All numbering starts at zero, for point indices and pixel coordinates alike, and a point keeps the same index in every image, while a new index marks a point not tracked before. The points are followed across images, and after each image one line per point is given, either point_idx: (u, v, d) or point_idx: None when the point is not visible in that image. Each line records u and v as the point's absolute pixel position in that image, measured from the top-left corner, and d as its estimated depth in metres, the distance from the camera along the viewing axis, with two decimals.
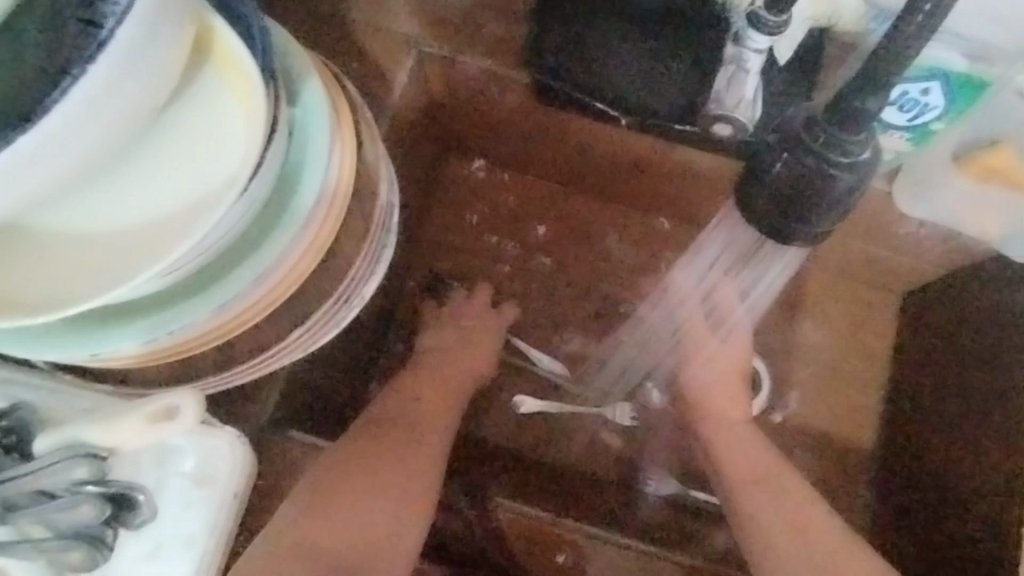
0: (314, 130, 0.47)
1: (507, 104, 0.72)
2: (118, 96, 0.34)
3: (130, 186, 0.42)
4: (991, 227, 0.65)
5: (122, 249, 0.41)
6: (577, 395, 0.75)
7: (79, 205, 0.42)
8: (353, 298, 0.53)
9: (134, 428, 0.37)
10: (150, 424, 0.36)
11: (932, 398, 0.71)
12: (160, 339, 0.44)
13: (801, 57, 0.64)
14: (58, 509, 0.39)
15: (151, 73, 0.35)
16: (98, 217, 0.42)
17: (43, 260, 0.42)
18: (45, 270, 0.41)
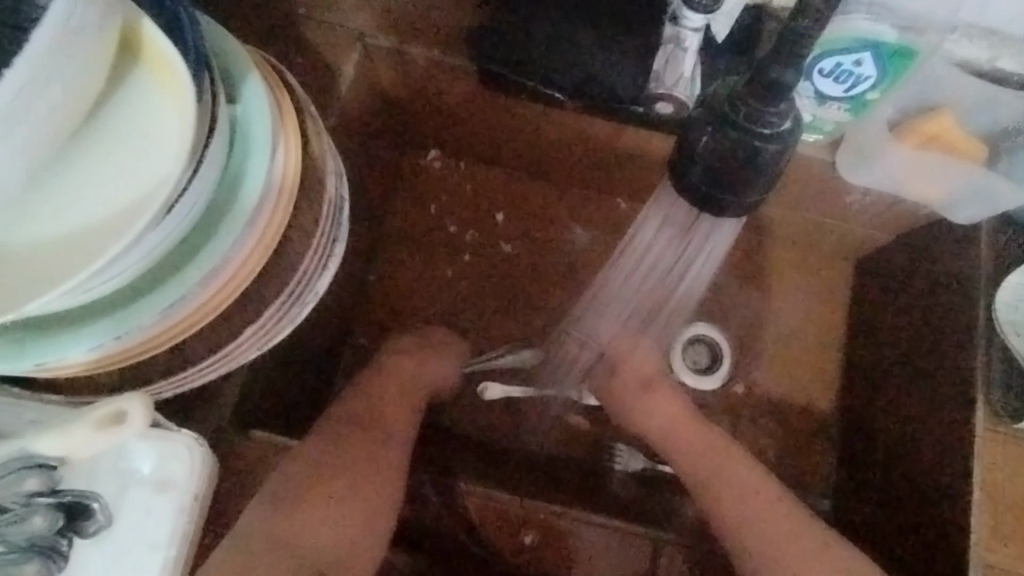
0: (254, 128, 0.48)
1: (458, 92, 0.71)
2: (44, 95, 0.35)
3: (60, 190, 0.42)
4: (934, 193, 0.68)
5: (57, 252, 0.41)
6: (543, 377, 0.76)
7: (8, 214, 0.42)
8: (306, 295, 0.54)
9: (81, 438, 0.42)
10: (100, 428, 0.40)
11: (886, 360, 0.74)
12: (112, 344, 0.45)
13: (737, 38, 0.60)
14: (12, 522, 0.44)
15: (77, 73, 0.36)
16: (29, 224, 0.42)
17: None
18: None
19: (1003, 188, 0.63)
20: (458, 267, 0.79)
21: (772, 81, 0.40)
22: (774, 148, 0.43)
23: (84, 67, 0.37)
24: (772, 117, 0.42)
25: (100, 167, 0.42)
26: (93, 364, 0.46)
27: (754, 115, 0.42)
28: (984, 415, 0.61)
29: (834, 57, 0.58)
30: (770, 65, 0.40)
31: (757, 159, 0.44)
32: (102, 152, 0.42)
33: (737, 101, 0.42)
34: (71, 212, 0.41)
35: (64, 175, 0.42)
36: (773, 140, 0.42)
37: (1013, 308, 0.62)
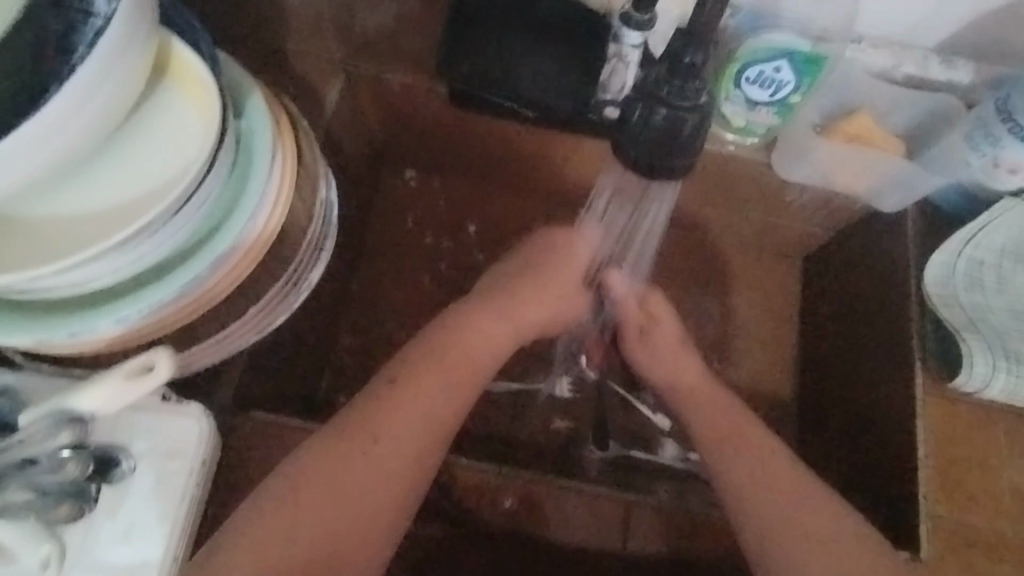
0: (260, 133, 0.55)
1: (432, 113, 0.80)
2: (95, 99, 0.43)
3: (103, 179, 0.51)
4: (864, 185, 0.75)
5: (97, 230, 0.49)
6: (520, 372, 0.82)
7: (61, 197, 0.51)
8: (302, 282, 0.60)
9: (117, 387, 0.45)
10: (132, 379, 0.45)
11: (834, 343, 0.81)
12: (133, 319, 0.51)
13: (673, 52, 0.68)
14: (45, 471, 0.48)
15: (122, 83, 0.44)
16: (76, 206, 0.51)
17: (30, 247, 0.49)
18: (34, 252, 0.49)
19: (917, 176, 0.72)
20: (437, 274, 0.86)
21: (686, 63, 0.49)
22: (694, 118, 0.50)
23: (137, 79, 0.46)
24: (689, 93, 0.50)
25: (138, 162, 0.51)
26: (115, 339, 0.52)
27: (674, 92, 0.50)
28: (925, 383, 0.67)
29: (757, 65, 0.67)
30: (684, 50, 0.49)
31: (684, 130, 0.51)
32: (140, 150, 0.52)
33: (665, 82, 0.50)
34: (110, 197, 0.50)
35: (108, 166, 0.51)
36: (693, 110, 0.50)
37: (941, 284, 0.69)
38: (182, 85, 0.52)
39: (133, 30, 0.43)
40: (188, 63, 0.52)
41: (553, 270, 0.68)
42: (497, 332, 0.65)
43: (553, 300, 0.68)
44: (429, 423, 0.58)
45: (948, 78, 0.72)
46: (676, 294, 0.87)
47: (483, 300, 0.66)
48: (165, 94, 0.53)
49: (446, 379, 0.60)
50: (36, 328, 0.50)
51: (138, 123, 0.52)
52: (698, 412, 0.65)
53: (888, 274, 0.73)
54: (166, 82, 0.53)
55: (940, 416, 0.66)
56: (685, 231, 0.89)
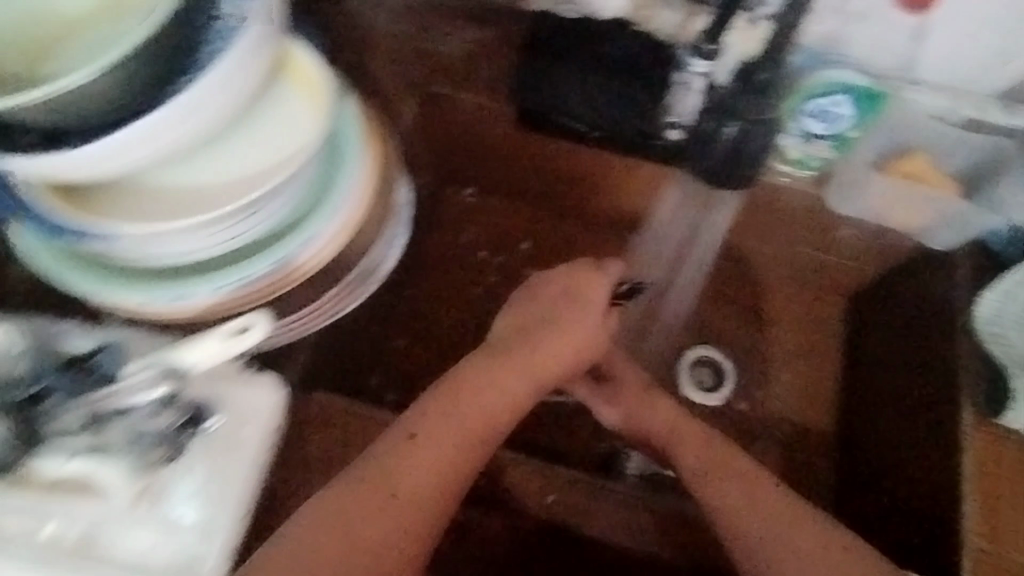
0: (353, 133, 0.61)
1: (498, 132, 0.85)
2: (228, 84, 0.49)
3: (219, 160, 0.58)
4: (918, 222, 0.78)
5: (209, 202, 0.55)
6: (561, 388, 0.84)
7: (181, 173, 0.57)
8: (374, 274, 0.65)
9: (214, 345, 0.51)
10: (230, 338, 0.51)
11: (874, 382, 0.82)
12: (229, 290, 0.56)
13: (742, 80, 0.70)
14: (140, 415, 0.53)
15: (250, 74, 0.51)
16: (193, 180, 0.57)
17: (149, 213, 0.56)
18: (153, 216, 0.55)
19: (972, 215, 0.74)
20: (490, 285, 0.89)
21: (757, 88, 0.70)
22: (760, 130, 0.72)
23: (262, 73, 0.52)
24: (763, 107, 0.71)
25: (247, 148, 0.57)
26: (210, 309, 0.57)
27: (748, 111, 0.71)
28: (972, 420, 0.66)
29: (814, 100, 0.73)
30: (756, 74, 0.69)
31: (752, 139, 0.72)
32: (250, 137, 0.58)
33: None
34: (223, 176, 0.57)
35: (223, 150, 0.58)
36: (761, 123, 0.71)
37: (991, 323, 0.69)
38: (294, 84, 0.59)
39: (267, 30, 0.50)
40: (301, 63, 0.59)
41: (571, 327, 0.70)
42: (504, 396, 0.65)
43: (563, 359, 0.70)
44: (447, 475, 0.59)
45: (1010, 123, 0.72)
46: (721, 321, 0.89)
47: (495, 363, 0.67)
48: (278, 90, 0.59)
49: (456, 424, 0.61)
50: (146, 289, 0.56)
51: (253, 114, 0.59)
52: (702, 440, 0.67)
53: (935, 314, 0.74)
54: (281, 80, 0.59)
55: (985, 457, 0.65)
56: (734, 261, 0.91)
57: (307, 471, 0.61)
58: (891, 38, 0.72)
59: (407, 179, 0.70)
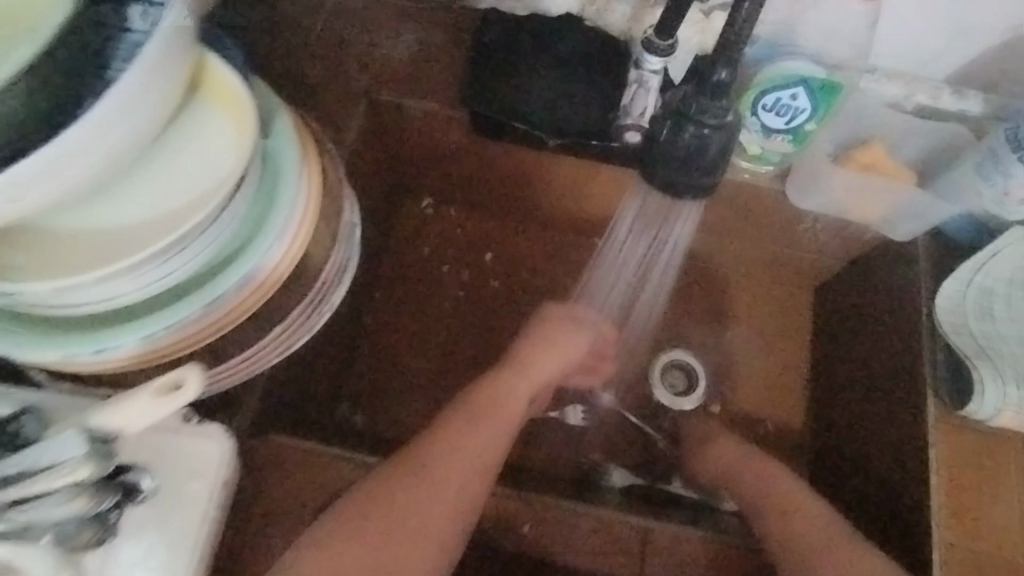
0: (285, 155, 0.58)
1: (450, 140, 0.80)
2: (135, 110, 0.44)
3: (135, 193, 0.52)
4: (876, 213, 0.76)
5: (124, 243, 0.50)
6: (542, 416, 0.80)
7: (88, 210, 0.51)
8: (323, 304, 0.62)
9: (143, 405, 0.45)
10: (159, 396, 0.45)
11: (844, 380, 0.81)
12: (160, 336, 0.52)
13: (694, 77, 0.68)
14: (52, 503, 0.46)
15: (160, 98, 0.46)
16: (102, 220, 0.51)
17: (52, 261, 0.50)
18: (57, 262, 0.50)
19: (929, 205, 0.73)
20: (451, 302, 0.86)
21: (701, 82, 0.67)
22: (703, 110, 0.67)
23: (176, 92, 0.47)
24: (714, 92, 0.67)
25: (163, 180, 0.52)
26: (140, 357, 0.52)
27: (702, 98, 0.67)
28: (937, 410, 0.67)
29: (774, 93, 0.68)
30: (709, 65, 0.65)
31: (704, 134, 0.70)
32: (163, 167, 0.53)
33: (693, 97, 0.47)
34: (141, 212, 0.51)
35: (137, 182, 0.52)
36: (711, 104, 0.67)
37: (951, 312, 0.69)
38: (212, 100, 0.54)
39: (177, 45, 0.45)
40: (215, 75, 0.53)
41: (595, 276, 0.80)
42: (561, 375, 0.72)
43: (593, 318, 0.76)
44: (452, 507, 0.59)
45: (960, 108, 0.73)
46: (686, 321, 0.88)
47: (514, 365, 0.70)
48: (194, 109, 0.54)
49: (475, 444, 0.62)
50: (61, 344, 0.50)
51: (170, 137, 0.53)
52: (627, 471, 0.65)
53: (905, 312, 0.73)
54: (199, 98, 0.54)
55: (951, 446, 0.66)
56: (705, 261, 0.89)
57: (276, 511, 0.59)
58: (845, 26, 0.68)
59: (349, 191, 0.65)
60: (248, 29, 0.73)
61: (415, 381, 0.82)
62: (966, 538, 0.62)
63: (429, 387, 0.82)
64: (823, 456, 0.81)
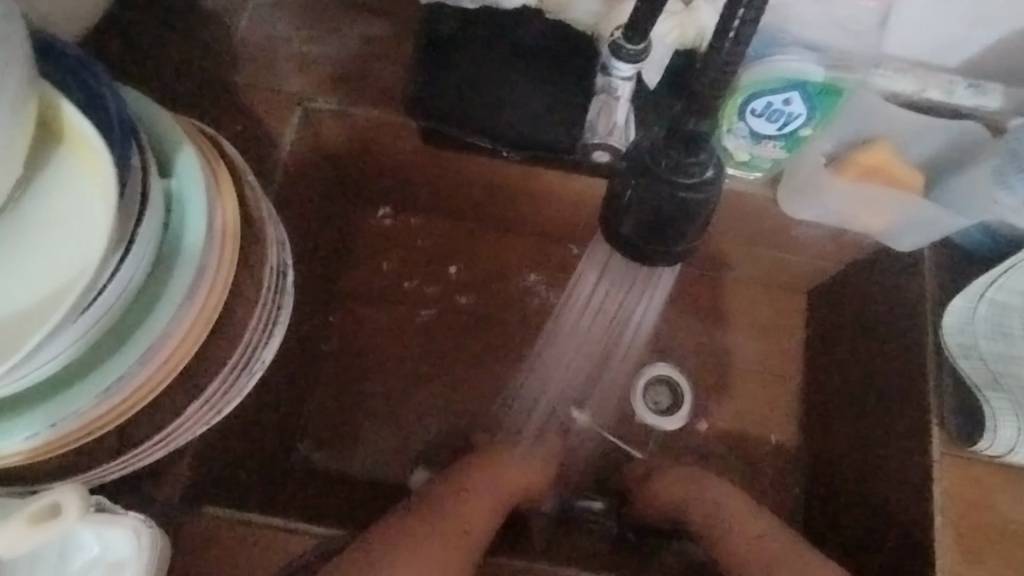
0: (190, 199, 0.49)
1: (402, 149, 0.71)
2: None
3: (4, 267, 0.44)
4: (880, 223, 0.68)
5: None
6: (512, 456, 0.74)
7: None
8: (254, 364, 0.53)
9: (13, 535, 0.39)
10: (32, 523, 0.39)
11: (842, 397, 0.75)
12: (51, 430, 0.45)
13: (672, 83, 0.61)
14: None
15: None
16: None
17: None
18: None
19: (941, 216, 0.64)
20: (414, 324, 0.78)
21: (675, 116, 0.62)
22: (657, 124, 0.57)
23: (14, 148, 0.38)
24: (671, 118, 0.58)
25: (27, 255, 0.44)
26: (32, 453, 0.45)
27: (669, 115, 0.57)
28: (941, 441, 0.61)
29: (765, 97, 0.60)
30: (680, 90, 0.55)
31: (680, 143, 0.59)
32: (31, 234, 0.44)
33: (662, 153, 0.42)
34: (12, 291, 0.43)
35: (6, 252, 0.44)
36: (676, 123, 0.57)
37: (961, 332, 0.63)
38: (85, 144, 0.45)
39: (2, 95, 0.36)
40: (82, 115, 0.44)
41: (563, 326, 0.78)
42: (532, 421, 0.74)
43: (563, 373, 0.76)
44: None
45: (976, 103, 0.64)
46: (671, 334, 0.81)
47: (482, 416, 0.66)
48: (66, 157, 0.45)
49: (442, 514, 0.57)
50: None
51: (42, 194, 0.45)
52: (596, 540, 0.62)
53: (910, 332, 0.66)
54: (70, 143, 0.45)
55: (957, 484, 0.60)
56: (693, 267, 0.81)
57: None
58: (850, 22, 0.59)
59: (278, 225, 0.56)
60: (156, 34, 0.63)
61: (377, 414, 0.76)
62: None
63: (394, 419, 0.75)
64: (818, 478, 0.76)
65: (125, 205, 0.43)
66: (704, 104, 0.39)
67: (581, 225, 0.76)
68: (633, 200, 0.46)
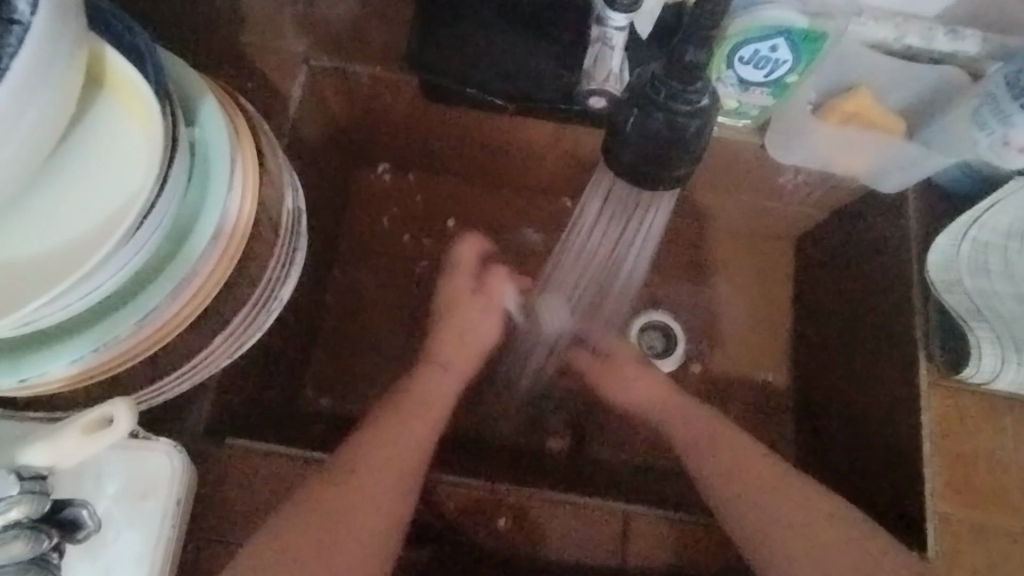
0: (214, 145, 0.52)
1: (402, 104, 0.74)
2: (18, 121, 0.39)
3: (47, 207, 0.47)
4: (863, 167, 0.71)
5: (40, 264, 0.45)
6: (512, 400, 0.78)
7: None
8: (272, 302, 0.57)
9: (72, 444, 0.43)
10: (88, 434, 0.42)
11: (829, 336, 0.79)
12: (92, 356, 0.48)
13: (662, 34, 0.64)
14: None
15: (48, 102, 0.40)
16: (13, 238, 0.46)
17: None
18: None
19: (919, 156, 0.68)
20: (418, 277, 0.81)
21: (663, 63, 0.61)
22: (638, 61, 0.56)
23: (66, 92, 0.42)
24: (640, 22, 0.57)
25: (70, 193, 0.47)
26: (74, 379, 0.49)
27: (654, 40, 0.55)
28: (928, 369, 0.64)
29: (751, 44, 0.62)
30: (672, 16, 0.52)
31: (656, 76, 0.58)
32: (72, 176, 0.47)
33: (663, 83, 0.45)
34: (56, 228, 0.46)
35: (49, 193, 0.47)
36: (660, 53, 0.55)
37: (945, 269, 0.65)
38: (121, 91, 0.48)
39: (56, 41, 0.40)
40: (120, 64, 0.47)
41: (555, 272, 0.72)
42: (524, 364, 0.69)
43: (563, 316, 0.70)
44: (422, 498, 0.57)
45: (955, 48, 0.67)
46: (664, 283, 0.84)
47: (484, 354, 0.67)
48: (104, 104, 0.48)
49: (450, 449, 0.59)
50: None
51: (81, 139, 0.48)
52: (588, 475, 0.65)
53: (892, 268, 0.70)
54: (108, 91, 0.48)
55: (946, 414, 0.62)
56: (682, 219, 0.85)
57: (244, 518, 0.57)
58: None
59: (290, 172, 0.59)
60: None
61: (385, 362, 0.79)
62: (957, 502, 0.60)
63: (401, 367, 0.79)
64: (809, 414, 0.80)
65: (159, 146, 0.46)
66: (697, 37, 0.42)
67: (576, 177, 0.80)
68: (641, 123, 0.47)
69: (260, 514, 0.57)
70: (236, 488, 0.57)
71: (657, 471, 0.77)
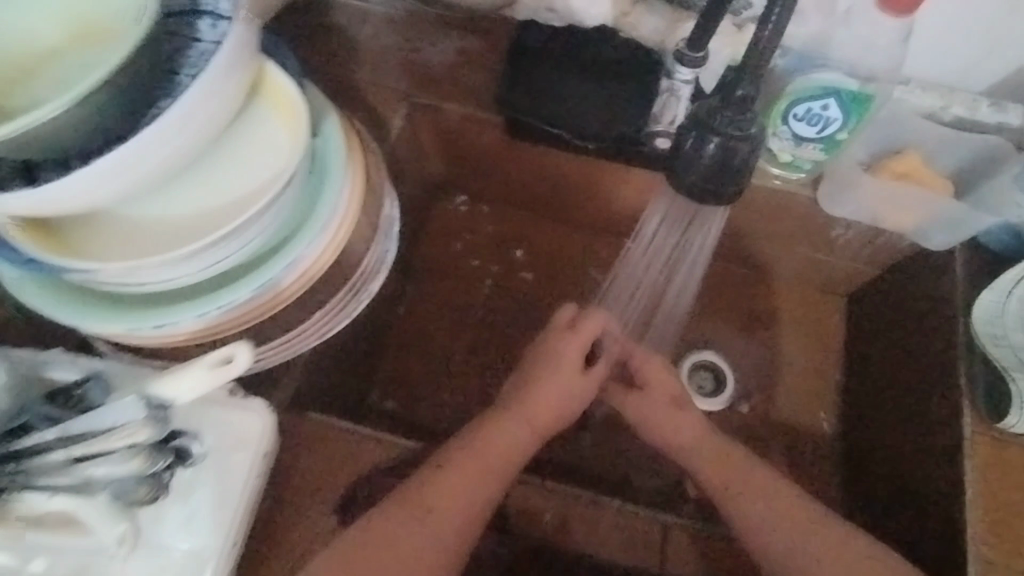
0: (335, 150, 0.61)
1: (485, 142, 0.83)
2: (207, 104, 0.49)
3: (202, 186, 0.56)
4: (911, 224, 0.76)
5: (190, 229, 0.54)
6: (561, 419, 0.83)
7: (160, 203, 0.56)
8: (362, 292, 0.65)
9: (198, 379, 0.49)
10: (213, 370, 0.48)
11: (877, 388, 0.81)
12: (213, 315, 0.55)
13: None
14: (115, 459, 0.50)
15: (228, 94, 0.50)
16: (172, 209, 0.55)
17: (125, 245, 0.54)
18: (130, 245, 0.54)
19: (965, 216, 0.72)
20: (479, 302, 0.88)
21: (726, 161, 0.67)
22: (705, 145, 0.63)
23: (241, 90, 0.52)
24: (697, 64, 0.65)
25: (222, 176, 0.56)
26: (195, 334, 0.56)
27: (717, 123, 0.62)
28: (972, 419, 0.65)
29: (805, 102, 0.70)
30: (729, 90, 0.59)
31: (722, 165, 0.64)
32: (225, 164, 0.57)
33: (718, 112, 0.52)
34: (208, 203, 0.55)
35: (205, 176, 0.56)
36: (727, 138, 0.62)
37: (989, 324, 0.67)
38: (272, 100, 0.58)
39: (241, 48, 0.50)
40: (275, 79, 0.58)
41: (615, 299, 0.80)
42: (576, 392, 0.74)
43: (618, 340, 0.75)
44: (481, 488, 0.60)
45: (997, 121, 0.73)
46: (714, 325, 0.89)
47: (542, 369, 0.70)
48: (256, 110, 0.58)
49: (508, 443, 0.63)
50: (127, 321, 0.54)
51: (234, 135, 0.58)
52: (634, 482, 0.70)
53: (939, 320, 0.73)
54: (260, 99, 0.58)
55: (991, 463, 0.64)
56: (730, 263, 0.91)
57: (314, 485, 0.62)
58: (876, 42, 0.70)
59: (390, 186, 0.68)
60: (302, 44, 0.80)
61: (446, 373, 0.85)
62: (1001, 551, 0.60)
63: (460, 378, 0.85)
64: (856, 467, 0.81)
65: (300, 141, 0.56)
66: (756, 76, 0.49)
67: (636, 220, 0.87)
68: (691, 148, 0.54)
69: (331, 484, 0.62)
70: (312, 457, 0.63)
71: (691, 498, 0.80)
